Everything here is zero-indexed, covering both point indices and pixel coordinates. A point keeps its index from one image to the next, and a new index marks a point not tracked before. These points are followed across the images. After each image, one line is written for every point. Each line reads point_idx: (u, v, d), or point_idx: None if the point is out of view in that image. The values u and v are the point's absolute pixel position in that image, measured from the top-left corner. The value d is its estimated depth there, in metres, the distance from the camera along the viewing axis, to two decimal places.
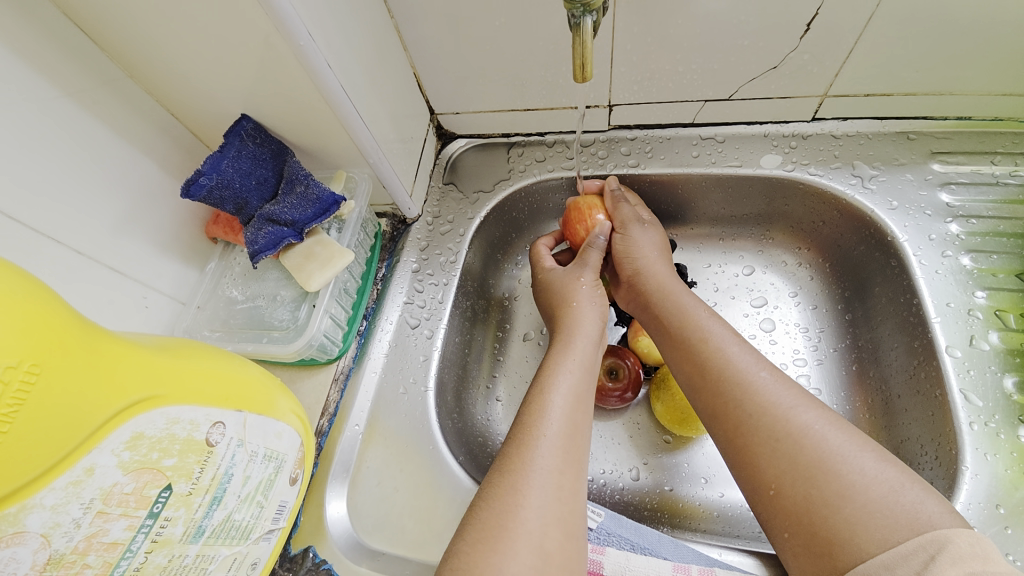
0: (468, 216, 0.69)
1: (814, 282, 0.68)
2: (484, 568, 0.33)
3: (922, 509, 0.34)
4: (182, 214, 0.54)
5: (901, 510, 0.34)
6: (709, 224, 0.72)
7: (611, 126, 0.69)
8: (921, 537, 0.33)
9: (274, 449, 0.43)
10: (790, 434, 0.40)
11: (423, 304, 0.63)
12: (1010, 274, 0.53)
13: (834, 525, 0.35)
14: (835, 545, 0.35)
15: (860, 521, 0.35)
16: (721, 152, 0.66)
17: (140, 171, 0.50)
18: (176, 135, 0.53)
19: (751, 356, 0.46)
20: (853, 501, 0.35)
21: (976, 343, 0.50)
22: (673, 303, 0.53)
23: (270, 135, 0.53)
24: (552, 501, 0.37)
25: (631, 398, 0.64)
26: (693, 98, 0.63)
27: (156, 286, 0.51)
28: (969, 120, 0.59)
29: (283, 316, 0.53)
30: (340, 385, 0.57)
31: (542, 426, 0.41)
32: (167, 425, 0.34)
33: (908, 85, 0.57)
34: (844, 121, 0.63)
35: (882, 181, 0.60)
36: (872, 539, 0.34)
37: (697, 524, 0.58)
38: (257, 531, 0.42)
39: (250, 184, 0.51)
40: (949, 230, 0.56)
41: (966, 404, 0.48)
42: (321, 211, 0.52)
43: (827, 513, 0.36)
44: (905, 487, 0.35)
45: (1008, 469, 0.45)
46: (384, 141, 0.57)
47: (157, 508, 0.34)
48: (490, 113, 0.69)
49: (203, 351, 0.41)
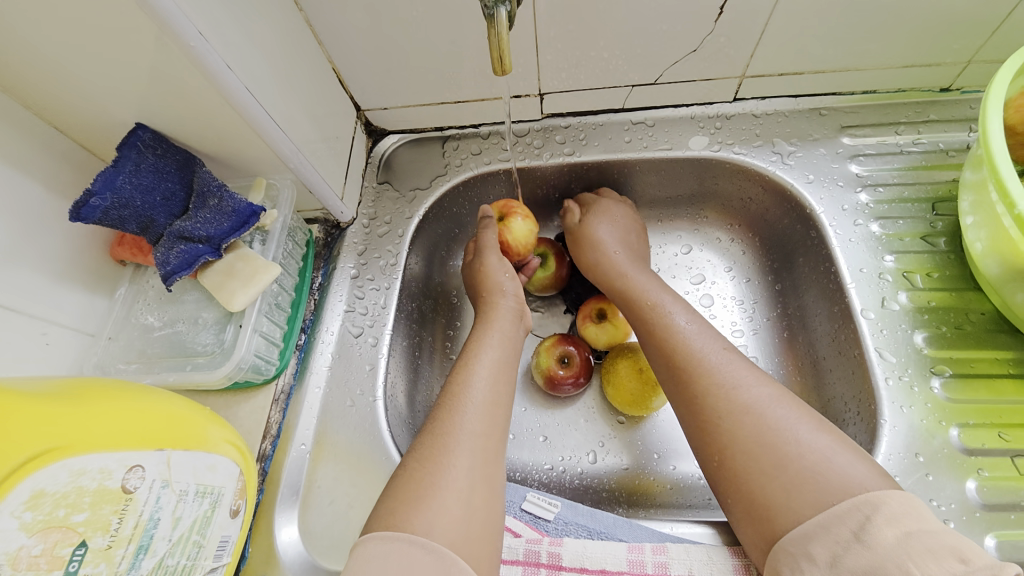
0: (406, 215, 0.67)
1: (746, 255, 0.71)
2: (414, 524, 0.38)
3: (851, 472, 0.37)
4: (81, 237, 0.49)
5: (834, 475, 0.37)
6: (647, 206, 0.74)
7: (544, 115, 0.68)
8: (856, 499, 0.35)
9: (208, 484, 0.40)
10: (732, 412, 0.43)
11: (365, 311, 0.61)
12: (915, 237, 0.57)
13: (771, 493, 0.38)
14: (773, 510, 0.38)
15: (796, 486, 0.38)
16: (652, 136, 0.67)
17: (25, 194, 0.44)
18: (64, 150, 0.48)
19: (702, 339, 0.49)
20: (788, 470, 0.38)
21: (888, 304, 0.54)
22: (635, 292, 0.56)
23: (174, 145, 0.48)
24: (478, 461, 0.43)
25: (585, 383, 0.65)
26: (620, 84, 0.64)
27: (56, 320, 0.46)
28: (874, 93, 0.64)
29: (206, 340, 0.49)
30: (282, 405, 0.54)
31: (468, 395, 0.47)
32: (72, 477, 0.31)
33: (815, 63, 0.60)
34: (762, 100, 0.65)
35: (799, 156, 0.63)
36: (806, 503, 0.37)
37: (654, 500, 0.60)
38: (198, 572, 0.39)
39: (154, 200, 0.46)
40: (859, 200, 0.59)
41: (882, 361, 0.51)
42: (239, 224, 0.49)
43: (765, 481, 0.39)
44: (835, 453, 0.38)
45: (923, 419, 0.48)
46: (302, 141, 0.54)
47: (72, 568, 0.31)
48: (420, 107, 0.67)
49: (106, 389, 0.37)
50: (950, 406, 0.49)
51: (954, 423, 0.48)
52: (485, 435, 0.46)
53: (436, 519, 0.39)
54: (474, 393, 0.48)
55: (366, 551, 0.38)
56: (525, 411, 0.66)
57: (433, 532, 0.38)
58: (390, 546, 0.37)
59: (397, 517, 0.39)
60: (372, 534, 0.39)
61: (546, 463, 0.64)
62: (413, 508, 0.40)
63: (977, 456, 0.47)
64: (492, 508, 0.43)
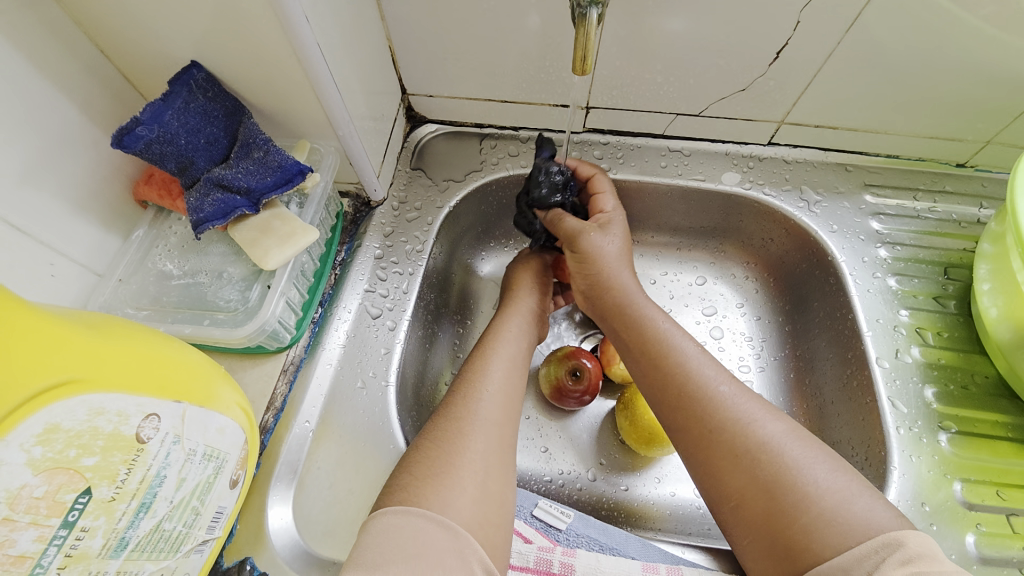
0: (437, 204, 0.65)
1: (759, 294, 0.73)
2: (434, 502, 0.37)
3: (872, 515, 0.37)
4: (106, 170, 0.46)
5: (853, 517, 0.37)
6: (669, 233, 0.75)
7: (585, 128, 0.69)
8: (874, 542, 0.35)
9: (215, 447, 0.37)
10: (749, 451, 0.42)
11: (386, 293, 0.59)
12: (928, 296, 0.60)
13: (793, 534, 0.38)
14: (795, 551, 0.37)
15: (818, 529, 0.37)
16: (687, 165, 0.68)
17: (58, 115, 0.41)
18: (106, 77, 0.45)
19: (714, 370, 0.47)
20: (810, 512, 0.38)
21: (902, 356, 0.57)
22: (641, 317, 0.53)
23: (226, 92, 0.47)
24: (492, 447, 0.42)
25: (589, 401, 0.64)
26: (666, 111, 0.65)
27: (65, 252, 0.43)
28: (896, 158, 0.67)
29: (231, 295, 0.46)
30: (289, 377, 0.51)
31: (485, 382, 0.46)
32: (90, 416, 0.28)
33: (851, 121, 0.63)
34: (794, 148, 0.68)
35: (825, 207, 0.65)
36: (828, 546, 0.36)
37: (652, 523, 0.60)
38: (189, 543, 0.36)
39: (197, 142, 0.44)
40: (879, 254, 0.62)
41: (895, 410, 0.54)
42: (283, 181, 0.47)
43: (787, 523, 0.38)
44: (855, 495, 0.38)
45: (930, 471, 0.51)
46: (356, 115, 0.53)
47: (72, 517, 0.28)
48: (466, 100, 0.66)
49: (130, 328, 0.35)
50: (956, 460, 0.52)
51: (958, 477, 0.51)
52: (501, 423, 0.44)
53: (451, 499, 0.38)
54: (491, 380, 0.46)
55: (379, 524, 0.36)
56: (528, 419, 0.65)
57: (446, 511, 0.37)
58: (404, 520, 0.36)
59: (409, 492, 0.38)
60: (385, 510, 0.37)
61: (545, 475, 0.62)
62: (426, 485, 0.38)
63: (977, 510, 0.50)
64: (506, 495, 0.41)
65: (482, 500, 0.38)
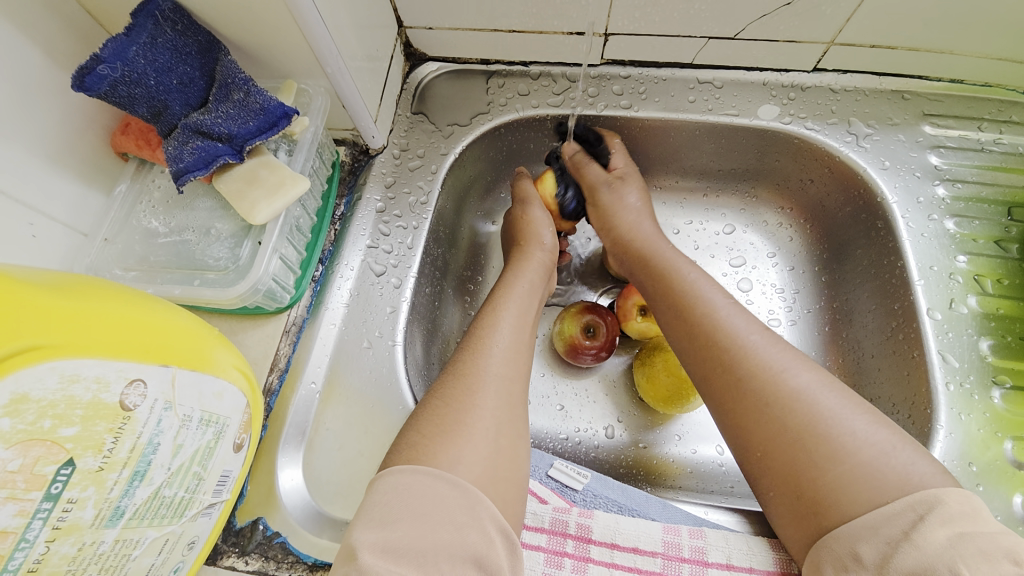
0: (442, 151, 0.60)
1: (794, 243, 0.67)
2: (443, 459, 0.35)
3: (915, 469, 0.33)
4: (80, 120, 0.42)
5: (893, 469, 0.33)
6: (695, 177, 0.68)
7: (604, 60, 0.61)
8: (910, 497, 0.32)
9: (213, 413, 0.35)
10: (770, 406, 0.38)
11: (389, 249, 0.55)
12: (989, 240, 0.54)
13: (821, 488, 0.34)
14: (822, 505, 0.34)
15: (849, 483, 0.33)
16: (719, 98, 0.60)
17: (18, 57, 0.37)
18: (64, 12, 0.40)
19: (742, 322, 0.43)
20: (841, 464, 0.34)
21: (955, 306, 0.51)
22: (666, 267, 0.50)
23: (197, 24, 0.41)
24: (503, 403, 0.40)
25: (606, 357, 0.60)
26: (697, 34, 0.56)
27: (46, 211, 0.40)
28: (961, 83, 0.58)
29: (220, 254, 0.43)
30: (292, 338, 0.49)
31: (491, 337, 0.43)
32: (63, 385, 0.26)
33: (917, 40, 0.54)
34: (844, 73, 0.59)
35: (876, 140, 0.58)
36: (859, 501, 0.33)
37: (673, 482, 0.58)
38: (195, 507, 0.35)
39: (169, 83, 0.40)
40: (936, 193, 0.56)
41: (943, 364, 0.50)
42: (267, 126, 0.43)
43: (816, 474, 0.35)
44: (895, 448, 0.34)
45: (979, 429, 0.47)
46: (346, 51, 0.47)
47: (56, 489, 0.27)
48: (469, 32, 0.59)
49: (112, 291, 0.33)
50: (1008, 418, 0.48)
51: (1009, 435, 0.47)
52: (510, 378, 0.42)
53: (461, 455, 0.35)
54: (498, 337, 0.43)
55: (387, 482, 0.34)
56: (542, 376, 0.63)
57: (458, 468, 0.35)
58: (411, 478, 0.34)
59: (419, 450, 0.36)
60: (393, 468, 0.35)
61: (560, 433, 0.60)
62: (435, 443, 0.36)
63: None
64: (518, 449, 0.39)
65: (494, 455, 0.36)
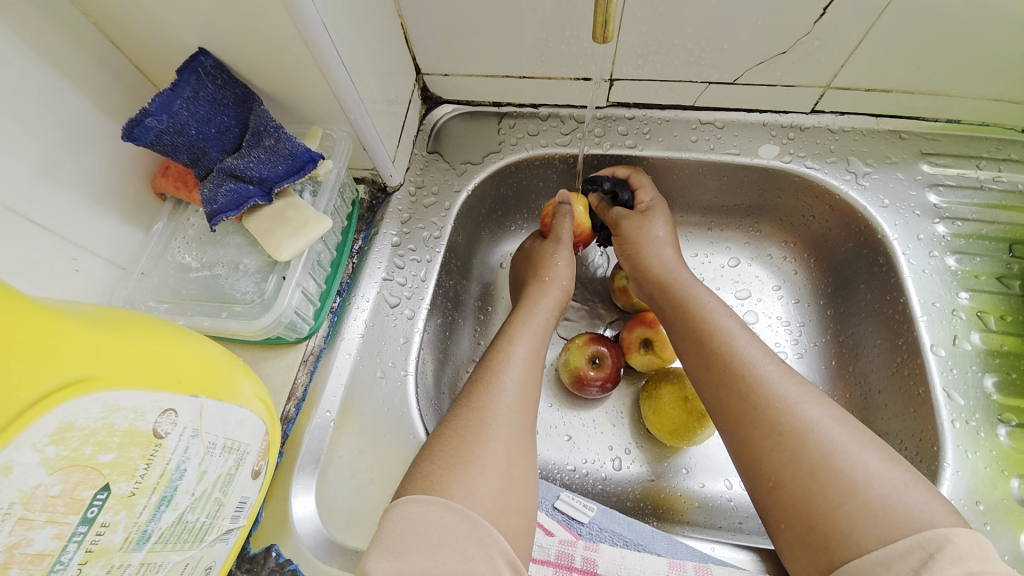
0: (455, 188, 0.63)
1: (798, 277, 0.68)
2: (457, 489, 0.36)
3: (923, 509, 0.33)
4: (124, 164, 0.46)
5: (903, 510, 0.33)
6: (699, 212, 0.70)
7: (609, 103, 0.64)
8: (920, 536, 0.32)
9: (235, 440, 0.37)
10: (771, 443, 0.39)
11: (403, 281, 0.58)
12: (991, 277, 0.55)
13: (833, 521, 0.34)
14: (833, 539, 0.34)
15: (861, 518, 0.34)
16: (720, 138, 0.63)
17: (72, 109, 0.41)
18: (116, 68, 0.44)
19: (745, 357, 0.44)
20: (854, 499, 0.34)
21: (959, 342, 0.52)
22: (687, 294, 0.51)
23: (235, 78, 0.45)
24: (515, 436, 0.41)
25: (612, 388, 0.61)
26: (697, 80, 0.59)
27: (89, 247, 0.44)
28: (957, 124, 0.60)
29: (246, 287, 0.46)
30: (310, 367, 0.51)
31: (507, 368, 0.45)
32: (104, 414, 0.29)
33: (910, 83, 0.56)
34: (841, 115, 0.62)
35: (875, 178, 0.60)
36: (871, 536, 0.33)
37: (682, 516, 0.58)
38: (214, 532, 0.37)
39: (208, 132, 0.44)
40: (936, 231, 0.57)
41: (949, 402, 0.50)
42: (294, 169, 0.46)
43: (827, 507, 0.35)
44: (905, 487, 0.35)
45: (987, 467, 0.47)
46: (369, 99, 0.51)
47: (91, 513, 0.28)
48: (482, 78, 0.62)
49: (149, 324, 0.35)
50: (1015, 456, 0.48)
51: (1017, 474, 0.47)
52: (521, 412, 0.43)
53: (475, 486, 0.37)
54: (511, 371, 0.45)
55: (401, 511, 0.35)
56: (550, 407, 0.64)
57: (470, 499, 0.36)
58: (425, 509, 0.35)
59: (432, 480, 0.37)
60: (406, 498, 0.36)
61: (568, 464, 0.61)
62: (450, 473, 0.37)
63: None
64: (529, 484, 0.40)
65: (507, 490, 0.38)
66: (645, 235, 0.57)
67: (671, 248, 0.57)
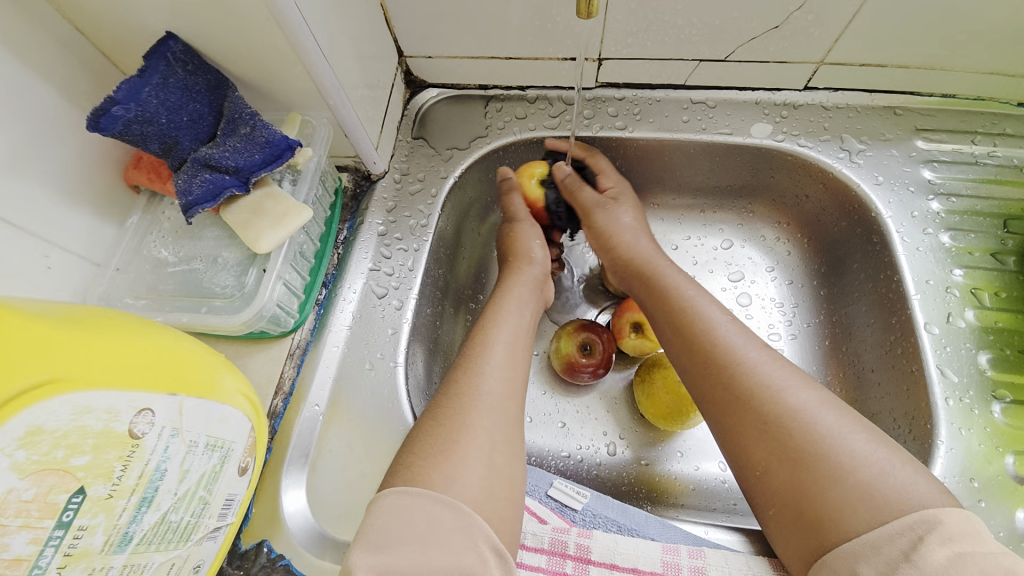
0: (441, 174, 0.62)
1: (792, 257, 0.68)
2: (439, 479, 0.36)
3: (914, 489, 0.33)
4: (94, 156, 0.44)
5: (892, 490, 0.33)
6: (691, 194, 0.69)
7: (598, 83, 0.62)
8: (909, 517, 0.32)
9: (219, 437, 0.36)
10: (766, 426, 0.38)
11: (391, 271, 0.57)
12: (985, 253, 0.55)
13: (823, 506, 0.34)
14: (822, 523, 0.34)
15: (849, 502, 0.33)
16: (712, 118, 0.61)
17: (36, 99, 0.39)
18: (81, 55, 0.42)
19: (738, 340, 0.43)
20: (842, 483, 0.34)
21: (953, 320, 0.52)
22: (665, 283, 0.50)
23: (206, 64, 0.43)
24: (498, 422, 0.40)
25: (604, 374, 0.61)
26: (688, 57, 0.58)
27: (60, 243, 0.42)
28: (952, 98, 0.59)
29: (226, 281, 0.45)
30: (296, 361, 0.50)
31: (487, 356, 0.44)
32: (76, 416, 0.28)
33: (905, 57, 0.55)
34: (835, 91, 0.60)
35: (869, 155, 0.58)
36: (861, 519, 0.33)
37: (676, 500, 0.58)
38: (200, 531, 0.36)
39: (180, 120, 0.42)
40: (930, 208, 0.56)
41: (942, 379, 0.50)
42: (272, 158, 0.45)
43: (816, 492, 0.35)
44: (894, 467, 0.34)
45: (980, 444, 0.47)
46: (348, 83, 0.49)
47: (68, 517, 0.28)
48: (467, 60, 0.60)
49: (124, 322, 0.34)
50: (1008, 433, 0.48)
51: (1010, 450, 0.47)
52: (506, 397, 0.42)
53: (457, 475, 0.36)
54: (492, 355, 0.44)
55: (383, 505, 0.35)
56: (543, 395, 0.63)
57: (453, 488, 0.35)
58: (408, 500, 0.35)
59: (414, 470, 0.37)
60: (389, 490, 0.36)
61: (562, 450, 0.60)
62: (431, 462, 0.37)
63: None
64: (516, 473, 0.39)
65: (492, 476, 0.37)
66: (619, 222, 0.58)
67: (646, 237, 0.58)
